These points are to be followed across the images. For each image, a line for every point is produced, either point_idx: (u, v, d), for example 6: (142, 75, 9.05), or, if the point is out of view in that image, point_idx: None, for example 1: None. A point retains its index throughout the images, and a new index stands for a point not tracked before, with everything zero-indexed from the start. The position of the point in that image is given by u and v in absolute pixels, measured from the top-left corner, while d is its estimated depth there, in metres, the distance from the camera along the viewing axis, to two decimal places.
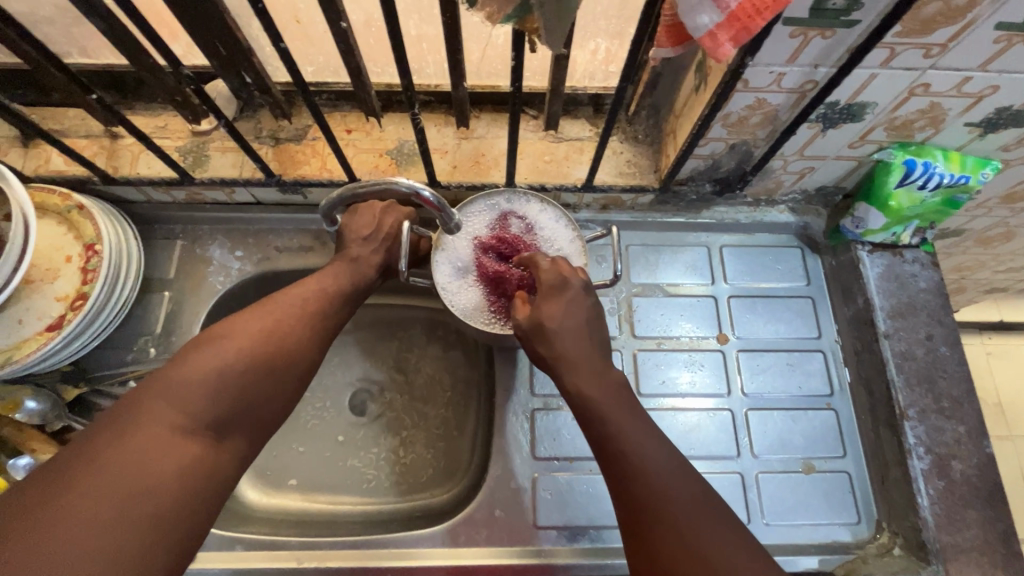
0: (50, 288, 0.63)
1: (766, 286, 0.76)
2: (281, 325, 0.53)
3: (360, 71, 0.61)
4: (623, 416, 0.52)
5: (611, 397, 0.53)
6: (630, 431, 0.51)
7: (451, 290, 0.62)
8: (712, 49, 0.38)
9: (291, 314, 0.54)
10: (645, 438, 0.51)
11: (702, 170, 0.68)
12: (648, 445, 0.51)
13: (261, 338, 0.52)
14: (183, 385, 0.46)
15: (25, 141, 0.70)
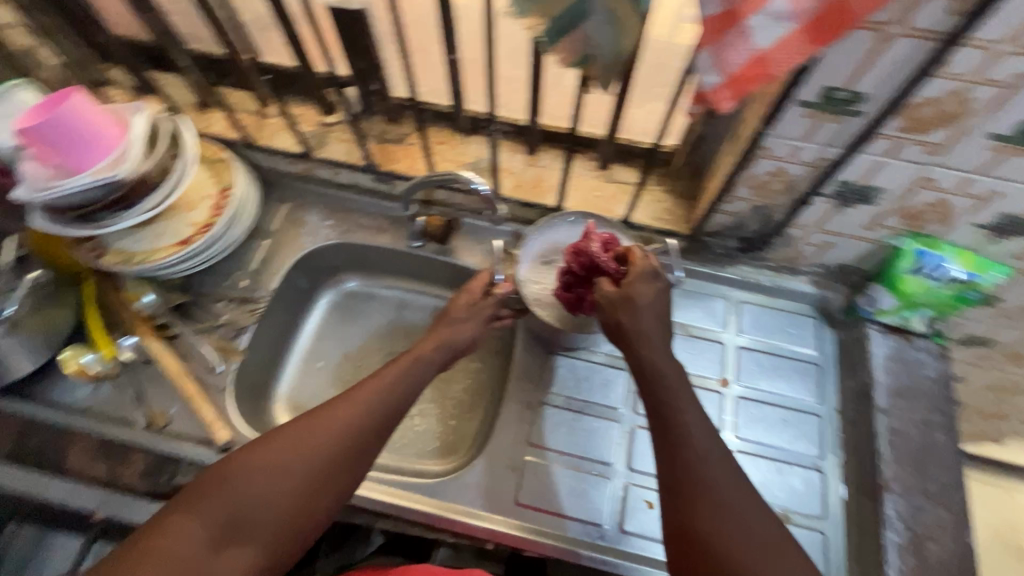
0: (187, 214, 0.80)
1: (776, 345, 0.81)
2: (427, 354, 0.68)
3: (459, 95, 0.76)
4: (719, 455, 0.56)
5: (705, 435, 0.57)
6: (721, 466, 0.55)
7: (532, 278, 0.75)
8: (715, 103, 0.45)
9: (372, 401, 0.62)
10: (732, 480, 0.55)
11: (728, 226, 0.77)
12: (734, 487, 0.54)
13: (413, 364, 0.66)
14: (355, 400, 0.61)
15: (200, 108, 0.91)
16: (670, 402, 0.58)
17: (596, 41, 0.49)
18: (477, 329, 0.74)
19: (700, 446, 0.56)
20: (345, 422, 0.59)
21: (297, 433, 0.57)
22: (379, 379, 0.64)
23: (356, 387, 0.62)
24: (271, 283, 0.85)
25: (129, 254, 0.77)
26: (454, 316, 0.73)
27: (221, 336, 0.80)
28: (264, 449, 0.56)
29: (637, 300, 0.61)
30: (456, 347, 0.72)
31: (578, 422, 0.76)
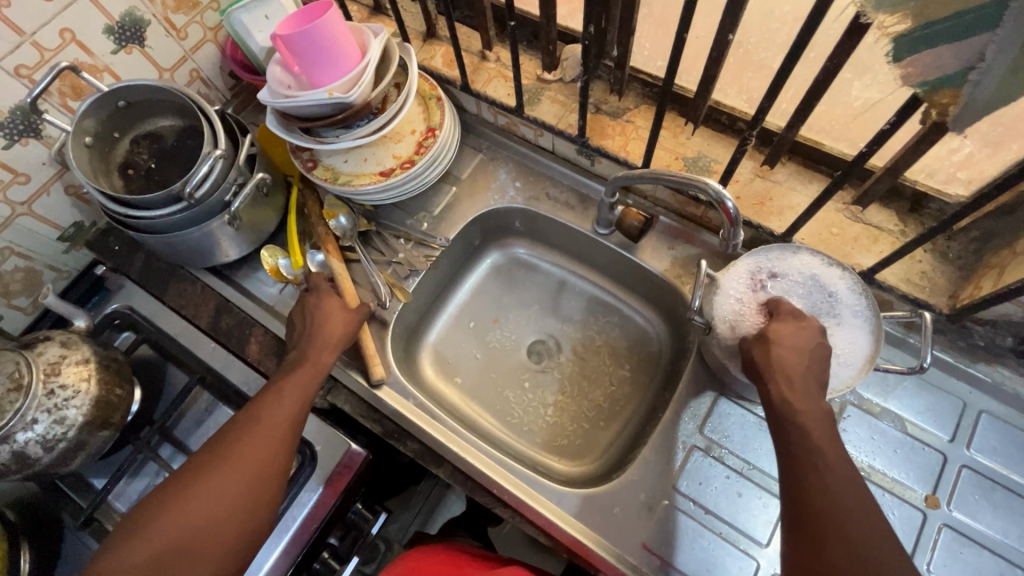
0: (393, 146, 0.80)
1: (1018, 481, 0.64)
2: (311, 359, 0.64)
3: (711, 81, 0.65)
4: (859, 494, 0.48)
5: (843, 461, 0.50)
6: (859, 511, 0.48)
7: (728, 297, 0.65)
8: None
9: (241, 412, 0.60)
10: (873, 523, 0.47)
11: (1014, 320, 0.60)
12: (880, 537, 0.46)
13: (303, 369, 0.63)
14: (253, 418, 0.60)
15: (425, 38, 0.89)
16: (803, 434, 0.51)
17: (988, 61, 0.36)
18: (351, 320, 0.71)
19: (837, 486, 0.48)
20: (258, 445, 0.58)
21: (216, 464, 0.57)
22: (275, 394, 0.61)
23: (262, 406, 0.60)
24: (449, 232, 0.84)
25: (336, 173, 0.79)
26: (330, 323, 0.67)
27: (394, 273, 0.81)
28: (179, 498, 0.55)
29: (779, 338, 0.56)
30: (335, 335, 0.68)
31: (733, 484, 0.66)
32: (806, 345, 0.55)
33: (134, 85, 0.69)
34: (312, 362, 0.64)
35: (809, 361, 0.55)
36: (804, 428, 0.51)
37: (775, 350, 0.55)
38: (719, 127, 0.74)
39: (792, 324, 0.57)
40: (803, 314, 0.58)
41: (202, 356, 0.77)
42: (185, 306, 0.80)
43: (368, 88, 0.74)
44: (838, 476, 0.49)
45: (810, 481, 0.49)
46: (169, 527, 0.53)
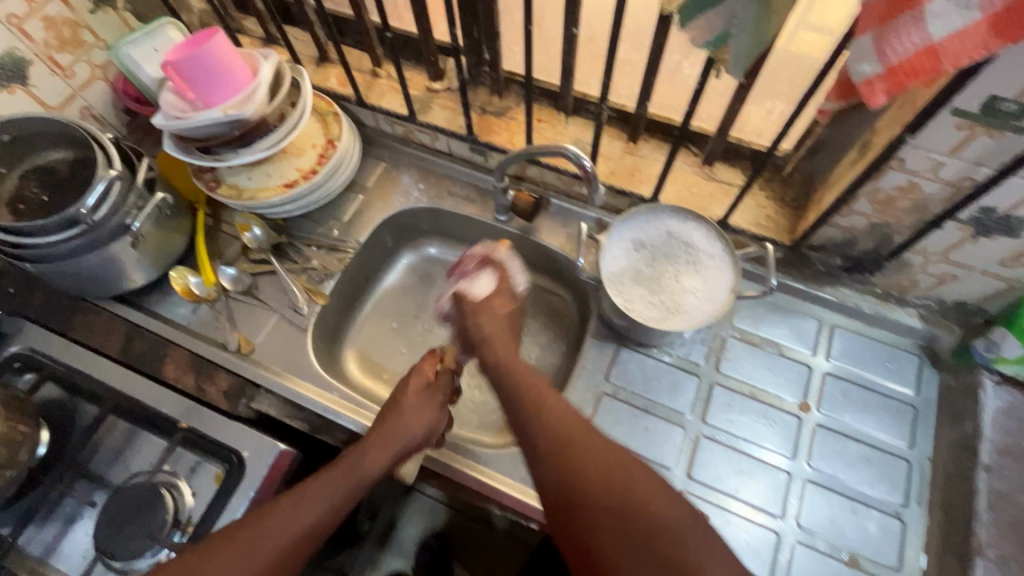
0: (296, 160, 0.85)
1: (868, 378, 0.75)
2: (372, 463, 0.64)
3: (570, 72, 0.75)
4: (609, 448, 0.58)
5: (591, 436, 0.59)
6: (614, 470, 0.56)
7: (612, 252, 0.75)
8: (866, 98, 0.42)
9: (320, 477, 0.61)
10: (632, 467, 0.56)
11: (838, 242, 0.72)
12: (640, 475, 0.55)
13: (354, 473, 0.62)
14: (278, 517, 0.56)
15: (318, 62, 0.95)
16: (543, 418, 0.62)
17: (739, 19, 0.46)
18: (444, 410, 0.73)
19: (583, 447, 0.58)
20: (277, 546, 0.55)
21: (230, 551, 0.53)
22: (296, 498, 0.58)
23: (292, 505, 0.57)
24: (360, 236, 0.88)
25: (240, 190, 0.82)
26: (415, 419, 0.68)
27: (309, 279, 0.84)
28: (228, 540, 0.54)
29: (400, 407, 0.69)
30: (413, 444, 0.68)
31: (641, 420, 0.74)
32: (419, 408, 0.70)
33: (17, 117, 0.70)
34: (360, 471, 0.63)
35: (417, 430, 0.68)
36: (543, 421, 0.61)
37: (389, 416, 0.68)
38: (588, 115, 0.84)
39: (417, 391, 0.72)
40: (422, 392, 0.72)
41: (111, 383, 0.74)
42: (92, 338, 0.79)
43: (263, 105, 0.78)
44: (589, 448, 0.58)
45: (567, 459, 0.57)
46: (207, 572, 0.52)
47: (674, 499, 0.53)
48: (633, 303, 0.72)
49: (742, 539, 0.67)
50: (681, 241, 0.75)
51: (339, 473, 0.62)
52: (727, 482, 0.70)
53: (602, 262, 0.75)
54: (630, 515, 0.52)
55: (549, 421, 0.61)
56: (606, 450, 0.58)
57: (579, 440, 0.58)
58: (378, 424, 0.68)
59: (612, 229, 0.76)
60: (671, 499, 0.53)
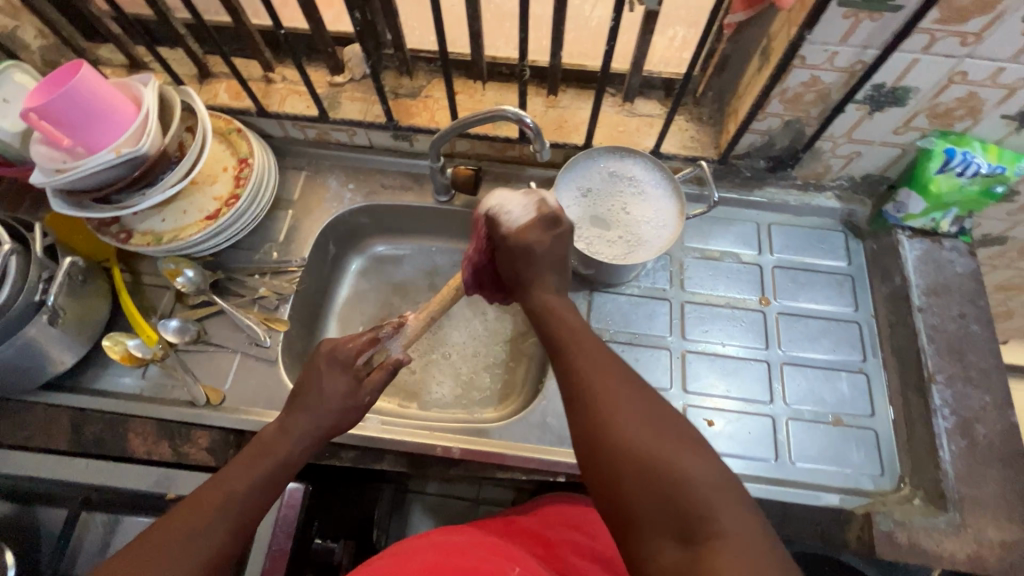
0: (209, 189, 0.78)
1: (809, 261, 0.83)
2: (299, 451, 0.57)
3: (479, 36, 0.74)
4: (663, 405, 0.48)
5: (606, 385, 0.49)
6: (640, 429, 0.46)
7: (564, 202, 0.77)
8: None
9: (311, 434, 0.58)
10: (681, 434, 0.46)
11: (758, 146, 0.78)
12: (682, 442, 0.45)
13: (284, 466, 0.56)
14: (212, 507, 0.50)
15: (201, 80, 0.86)
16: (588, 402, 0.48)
17: None
18: (361, 412, 0.62)
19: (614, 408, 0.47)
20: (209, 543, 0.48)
21: (215, 495, 0.51)
22: (228, 489, 0.51)
23: (221, 497, 0.51)
24: (303, 251, 0.83)
25: (157, 235, 0.75)
26: (324, 391, 0.60)
27: (262, 309, 0.79)
28: (191, 505, 0.50)
29: (309, 389, 0.60)
30: (336, 424, 0.60)
31: (630, 353, 0.78)
32: (330, 404, 0.60)
33: None
34: (289, 465, 0.56)
35: (328, 415, 0.59)
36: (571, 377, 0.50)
37: (304, 403, 0.59)
38: (502, 78, 0.84)
39: (318, 380, 0.60)
40: (339, 363, 0.62)
41: (68, 477, 0.67)
42: (31, 437, 0.70)
43: (158, 137, 0.71)
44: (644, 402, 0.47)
45: (599, 411, 0.47)
46: (181, 523, 0.48)
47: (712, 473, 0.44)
48: (595, 246, 0.75)
49: (746, 430, 0.73)
50: (625, 178, 0.77)
51: (302, 437, 0.58)
52: (718, 386, 0.75)
53: None
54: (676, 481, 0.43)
55: (583, 375, 0.49)
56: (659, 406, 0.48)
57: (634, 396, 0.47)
58: (297, 407, 0.59)
59: (560, 178, 0.77)
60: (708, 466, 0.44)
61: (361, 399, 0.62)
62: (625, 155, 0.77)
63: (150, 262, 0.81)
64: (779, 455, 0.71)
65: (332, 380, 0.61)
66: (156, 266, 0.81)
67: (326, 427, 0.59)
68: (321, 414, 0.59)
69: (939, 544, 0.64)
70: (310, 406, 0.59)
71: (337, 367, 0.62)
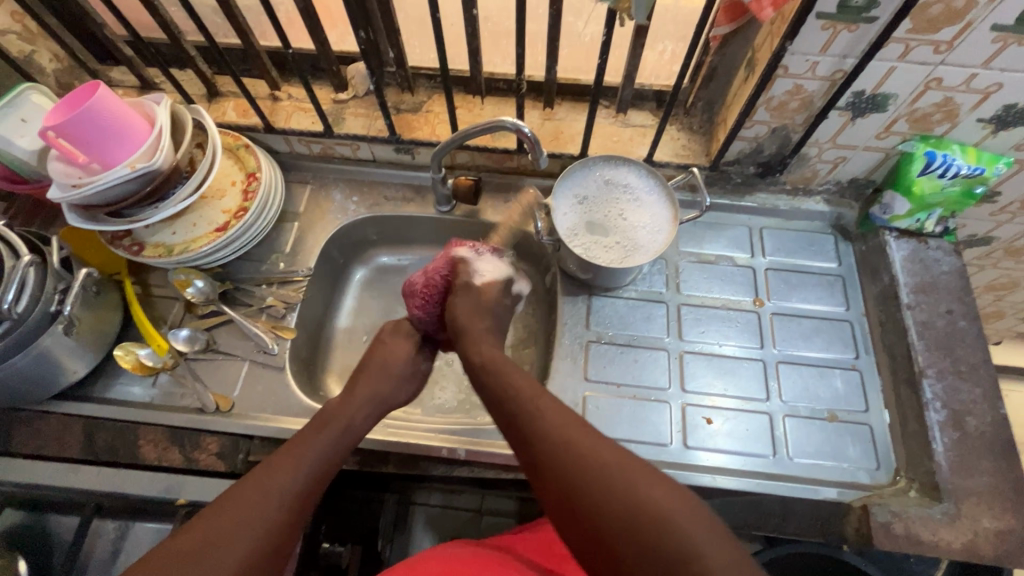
0: (219, 202, 0.81)
1: (800, 263, 0.85)
2: (361, 420, 0.63)
3: (478, 53, 0.77)
4: (611, 443, 0.51)
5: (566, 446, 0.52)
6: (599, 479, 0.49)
7: (561, 209, 0.79)
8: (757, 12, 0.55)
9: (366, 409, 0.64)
10: (633, 463, 0.49)
11: (747, 153, 0.82)
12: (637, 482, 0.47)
13: (344, 434, 0.60)
14: (281, 469, 0.54)
15: (210, 99, 0.90)
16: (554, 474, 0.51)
17: None
18: (417, 382, 0.74)
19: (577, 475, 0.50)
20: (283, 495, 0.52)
21: (282, 465, 0.54)
22: (295, 455, 0.56)
23: (291, 462, 0.55)
24: (309, 261, 0.86)
25: (168, 247, 0.77)
26: (391, 358, 0.72)
27: (269, 318, 0.81)
28: (261, 473, 0.53)
29: (385, 347, 0.73)
30: (391, 400, 0.69)
31: (629, 355, 0.80)
32: (397, 361, 0.72)
33: None
34: (352, 432, 0.62)
35: (394, 376, 0.70)
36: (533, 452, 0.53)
37: (376, 360, 0.71)
38: (500, 92, 0.87)
39: (391, 341, 0.74)
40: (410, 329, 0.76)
41: (86, 485, 0.69)
42: (44, 446, 0.71)
43: (171, 152, 0.74)
44: (585, 454, 0.50)
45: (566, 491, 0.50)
46: (253, 489, 0.52)
47: (672, 496, 0.46)
48: (593, 251, 0.77)
49: (744, 427, 0.74)
50: (620, 186, 0.80)
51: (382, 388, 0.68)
52: (715, 385, 0.77)
53: (555, 222, 0.78)
54: (638, 521, 0.45)
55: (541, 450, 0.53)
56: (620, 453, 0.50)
57: (576, 450, 0.51)
58: (358, 384, 0.67)
59: (557, 185, 0.80)
60: (680, 496, 0.46)
61: (420, 363, 0.74)
62: (619, 163, 0.80)
63: (159, 274, 0.84)
64: (777, 451, 0.73)
65: (397, 347, 0.73)
66: (165, 278, 0.83)
67: (399, 372, 0.71)
68: (397, 364, 0.71)
69: (936, 534, 0.65)
70: (387, 360, 0.72)
71: (387, 343, 0.73)
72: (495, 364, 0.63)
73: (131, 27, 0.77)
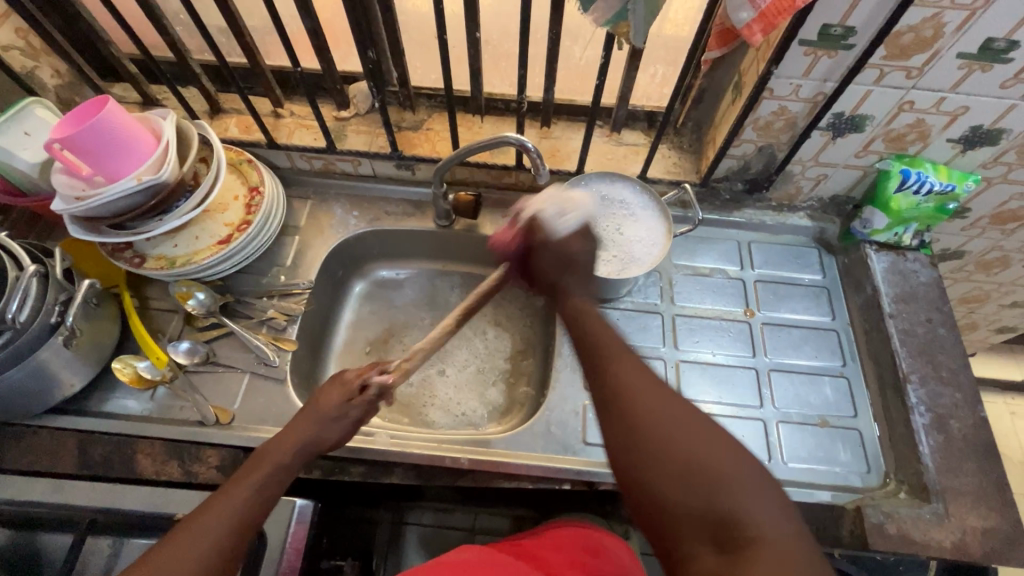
0: (221, 216, 0.81)
1: (788, 275, 0.89)
2: (290, 459, 0.59)
3: (479, 73, 0.81)
4: (690, 414, 0.49)
5: (651, 394, 0.50)
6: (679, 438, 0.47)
7: None
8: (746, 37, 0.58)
9: (334, 419, 0.62)
10: (719, 451, 0.46)
11: (735, 170, 0.86)
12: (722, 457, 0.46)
13: (276, 471, 0.58)
14: (209, 514, 0.53)
15: (213, 115, 0.91)
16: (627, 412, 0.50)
17: None
18: (351, 427, 0.64)
19: (655, 425, 0.48)
20: (213, 543, 0.51)
21: (220, 498, 0.54)
22: (222, 501, 0.54)
23: (219, 507, 0.53)
24: (310, 274, 0.87)
25: (170, 259, 0.77)
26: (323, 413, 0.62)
27: (271, 330, 0.81)
28: (200, 509, 0.53)
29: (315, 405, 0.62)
30: (324, 444, 0.62)
31: None
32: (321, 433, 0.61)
33: None
34: (283, 467, 0.59)
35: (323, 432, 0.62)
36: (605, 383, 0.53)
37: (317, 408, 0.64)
38: (499, 112, 0.91)
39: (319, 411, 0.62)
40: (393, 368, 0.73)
41: (78, 501, 0.67)
42: (38, 461, 0.70)
43: (176, 166, 0.74)
44: (653, 413, 0.49)
45: (637, 430, 0.49)
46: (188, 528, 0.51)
47: (749, 472, 0.45)
48: None
49: (740, 433, 0.76)
50: (615, 202, 0.83)
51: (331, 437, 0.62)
52: (710, 392, 0.80)
53: None
54: (711, 499, 0.44)
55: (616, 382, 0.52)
56: (693, 416, 0.49)
57: (647, 408, 0.49)
58: (293, 421, 0.62)
59: None
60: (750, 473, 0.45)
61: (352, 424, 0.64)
62: (615, 179, 0.84)
63: (158, 287, 0.83)
64: (772, 456, 0.75)
65: (329, 399, 0.63)
66: (164, 292, 0.83)
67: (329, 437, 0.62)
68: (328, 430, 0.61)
69: (926, 534, 0.67)
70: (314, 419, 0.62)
71: (336, 384, 0.64)
72: (589, 317, 0.59)
73: (140, 45, 0.79)
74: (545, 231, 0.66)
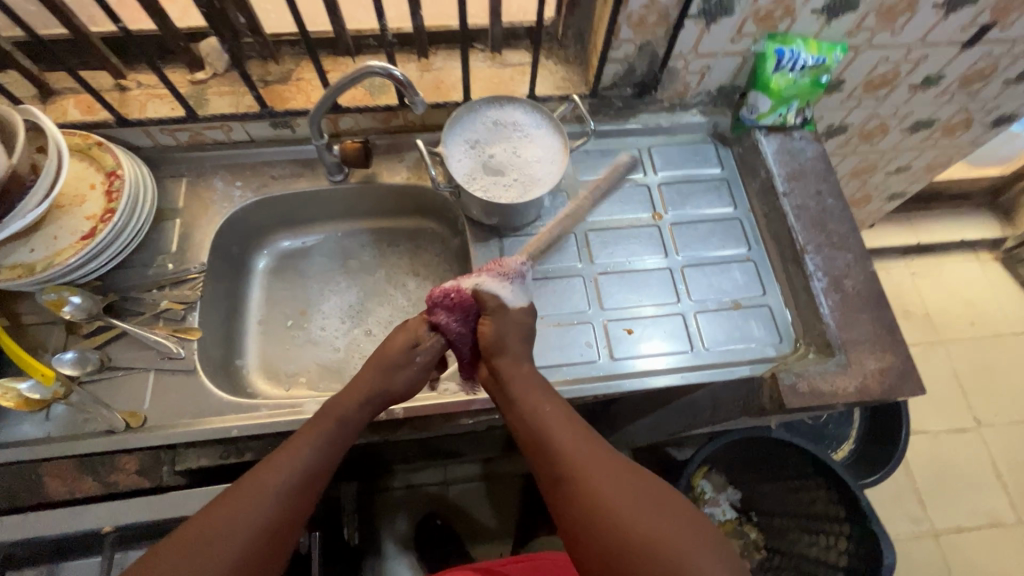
0: (79, 209, 0.73)
1: (689, 173, 0.91)
2: (356, 412, 0.61)
3: (336, 7, 0.74)
4: (635, 478, 0.51)
5: (598, 454, 0.53)
6: (625, 498, 0.49)
7: (453, 155, 0.79)
8: None
9: (415, 364, 0.67)
10: (661, 507, 0.49)
11: (621, 75, 0.85)
12: (667, 513, 0.48)
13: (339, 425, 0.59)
14: (269, 476, 0.52)
15: (45, 99, 0.80)
16: (573, 487, 0.51)
17: None
18: (422, 373, 0.68)
19: (599, 488, 0.50)
20: (262, 511, 0.50)
21: (273, 464, 0.53)
22: (274, 462, 0.53)
23: (288, 454, 0.54)
24: (200, 256, 0.80)
25: (29, 265, 0.69)
26: (391, 351, 0.66)
27: (168, 322, 0.76)
28: (249, 477, 0.52)
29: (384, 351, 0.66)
30: (398, 391, 0.66)
31: (547, 286, 0.82)
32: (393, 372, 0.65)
33: None
34: (347, 424, 0.60)
35: (399, 371, 0.65)
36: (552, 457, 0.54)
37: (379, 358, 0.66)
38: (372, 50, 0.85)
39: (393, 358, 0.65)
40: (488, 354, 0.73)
41: None
42: None
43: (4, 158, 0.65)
44: (599, 482, 0.51)
45: (584, 497, 0.50)
46: (228, 499, 0.50)
47: (701, 534, 0.48)
48: (491, 191, 0.77)
49: (661, 330, 0.79)
50: (507, 125, 0.81)
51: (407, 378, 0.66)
52: (630, 297, 0.82)
53: (451, 169, 0.78)
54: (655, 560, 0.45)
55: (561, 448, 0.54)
56: (634, 479, 0.51)
57: (590, 474, 0.51)
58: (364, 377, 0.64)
59: (445, 132, 0.79)
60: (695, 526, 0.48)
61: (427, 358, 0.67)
62: (502, 103, 0.81)
63: (28, 301, 0.75)
64: (694, 345, 0.78)
65: (398, 339, 0.67)
66: (36, 304, 0.75)
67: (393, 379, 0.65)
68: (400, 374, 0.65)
69: (833, 384, 0.73)
70: (395, 361, 0.65)
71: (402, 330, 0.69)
72: (531, 392, 0.60)
73: None
74: (497, 298, 0.67)
